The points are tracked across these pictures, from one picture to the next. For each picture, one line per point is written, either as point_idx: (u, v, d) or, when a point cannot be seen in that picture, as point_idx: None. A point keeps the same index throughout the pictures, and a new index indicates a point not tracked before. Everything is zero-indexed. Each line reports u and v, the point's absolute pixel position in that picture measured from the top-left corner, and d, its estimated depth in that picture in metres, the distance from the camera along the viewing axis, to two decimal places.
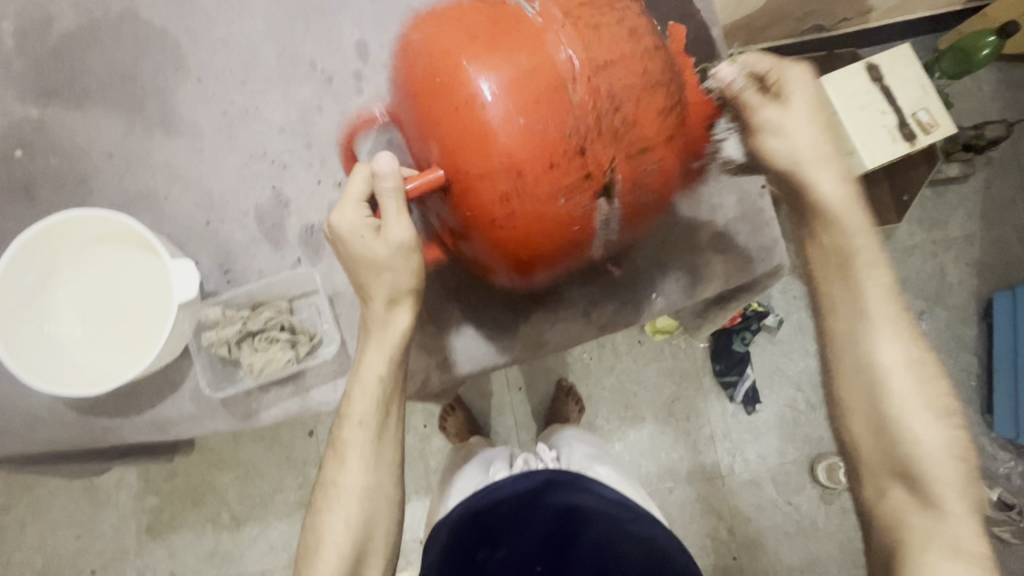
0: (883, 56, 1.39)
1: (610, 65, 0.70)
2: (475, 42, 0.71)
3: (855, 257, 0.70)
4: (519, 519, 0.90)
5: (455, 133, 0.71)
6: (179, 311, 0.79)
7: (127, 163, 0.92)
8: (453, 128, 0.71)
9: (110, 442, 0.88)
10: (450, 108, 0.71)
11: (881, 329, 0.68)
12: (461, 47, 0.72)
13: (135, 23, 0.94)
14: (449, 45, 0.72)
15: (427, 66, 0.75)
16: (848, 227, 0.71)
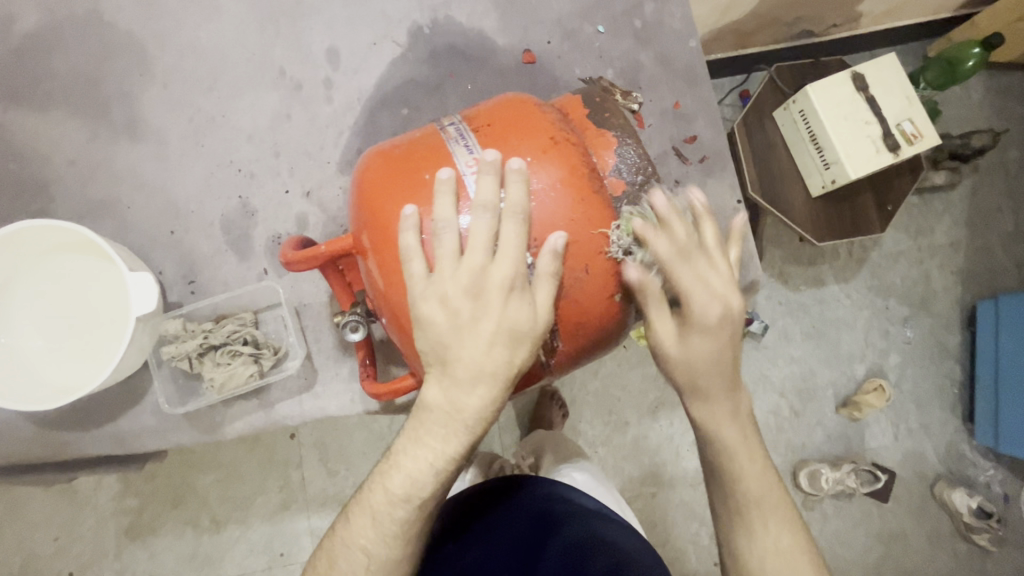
0: (868, 65, 1.38)
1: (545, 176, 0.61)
2: (402, 170, 0.63)
3: (736, 463, 0.67)
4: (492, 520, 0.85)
5: (385, 273, 0.63)
6: (137, 324, 0.77)
7: (90, 170, 0.90)
8: (379, 262, 0.63)
9: (73, 455, 0.87)
10: (379, 249, 0.63)
11: (760, 518, 0.66)
12: (384, 176, 0.64)
13: (98, 26, 0.91)
14: (372, 181, 0.65)
15: (357, 204, 0.67)
16: (733, 446, 0.67)
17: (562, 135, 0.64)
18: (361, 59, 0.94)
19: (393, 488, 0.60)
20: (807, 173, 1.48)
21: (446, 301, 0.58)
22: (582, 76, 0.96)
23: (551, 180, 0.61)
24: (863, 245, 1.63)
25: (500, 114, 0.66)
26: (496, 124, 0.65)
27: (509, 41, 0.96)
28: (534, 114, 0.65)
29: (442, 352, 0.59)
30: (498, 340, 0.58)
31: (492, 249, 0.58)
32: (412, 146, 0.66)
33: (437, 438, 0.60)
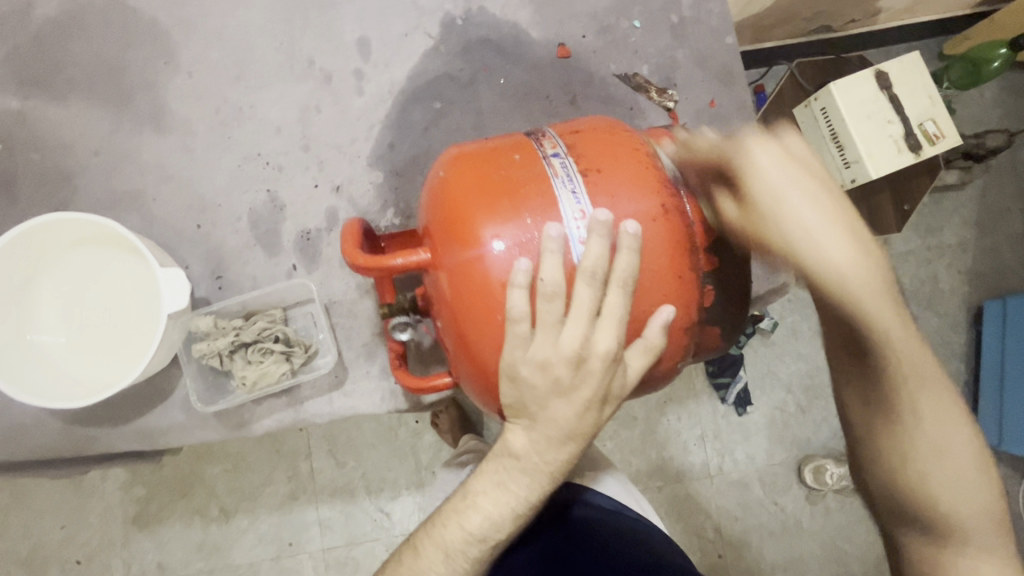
0: (893, 64, 1.36)
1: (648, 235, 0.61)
2: (504, 202, 0.61)
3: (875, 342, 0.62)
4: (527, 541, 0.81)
5: (471, 310, 0.61)
6: (168, 321, 0.75)
7: (113, 161, 0.87)
8: (462, 295, 0.61)
9: (96, 451, 0.86)
10: (467, 290, 0.61)
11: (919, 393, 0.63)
12: (483, 202, 0.61)
13: (123, 12, 0.88)
14: (467, 204, 0.62)
15: (440, 220, 0.64)
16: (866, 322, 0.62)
17: (668, 195, 0.63)
18: (392, 51, 0.91)
19: (472, 528, 0.65)
20: (827, 172, 1.47)
21: (546, 366, 0.59)
22: (617, 72, 0.94)
23: (655, 244, 0.61)
24: (875, 244, 1.63)
25: (611, 158, 0.63)
26: (606, 169, 0.63)
27: (543, 35, 0.94)
28: (644, 164, 0.64)
29: (531, 406, 0.61)
30: (590, 408, 0.61)
31: (595, 318, 0.58)
32: (514, 172, 0.63)
33: (521, 485, 0.65)
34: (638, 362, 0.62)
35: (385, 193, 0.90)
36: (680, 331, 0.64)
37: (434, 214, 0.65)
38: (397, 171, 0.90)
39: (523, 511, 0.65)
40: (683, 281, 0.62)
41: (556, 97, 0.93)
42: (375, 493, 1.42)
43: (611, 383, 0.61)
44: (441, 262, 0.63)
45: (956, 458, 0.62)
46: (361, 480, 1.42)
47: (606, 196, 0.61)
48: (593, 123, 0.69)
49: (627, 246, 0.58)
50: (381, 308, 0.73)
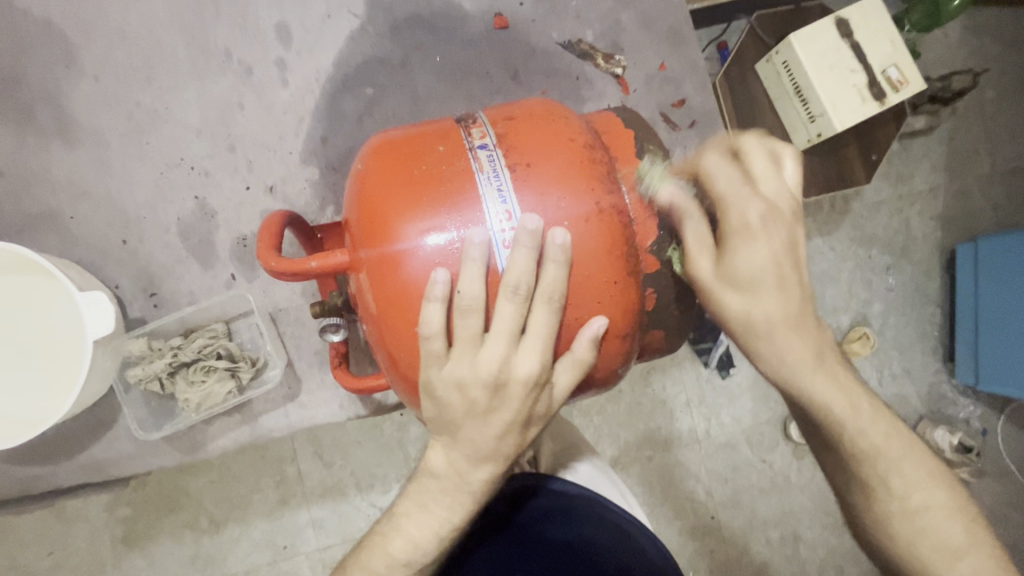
0: (853, 10, 1.32)
1: (578, 240, 0.57)
2: (423, 202, 0.56)
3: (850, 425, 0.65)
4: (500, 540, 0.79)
5: (391, 321, 0.58)
6: (94, 350, 0.70)
7: (22, 180, 0.81)
8: (382, 305, 0.58)
9: (44, 488, 0.81)
10: (385, 300, 0.57)
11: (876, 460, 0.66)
12: (402, 202, 0.56)
13: (12, 15, 0.80)
14: (385, 203, 0.57)
15: (360, 220, 0.59)
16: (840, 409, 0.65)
17: (604, 192, 0.59)
18: (315, 35, 0.85)
19: (395, 552, 0.65)
20: (792, 128, 1.43)
21: (465, 387, 0.56)
22: (560, 41, 0.89)
23: (587, 248, 0.57)
24: (847, 197, 1.61)
25: (543, 149, 0.59)
26: (537, 162, 0.58)
27: (477, 6, 0.87)
28: (581, 159, 0.59)
29: (450, 426, 0.59)
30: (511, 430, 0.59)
31: (518, 336, 0.55)
32: (438, 166, 0.58)
33: (442, 505, 0.64)
34: (566, 378, 0.59)
35: (323, 191, 0.84)
36: (615, 338, 0.61)
37: (355, 211, 0.60)
38: (333, 165, 0.84)
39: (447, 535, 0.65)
40: (614, 290, 0.59)
41: (497, 72, 0.88)
42: (366, 489, 1.38)
43: (535, 405, 0.59)
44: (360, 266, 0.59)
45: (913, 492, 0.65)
46: (350, 479, 1.38)
47: (534, 194, 0.57)
48: (527, 106, 0.64)
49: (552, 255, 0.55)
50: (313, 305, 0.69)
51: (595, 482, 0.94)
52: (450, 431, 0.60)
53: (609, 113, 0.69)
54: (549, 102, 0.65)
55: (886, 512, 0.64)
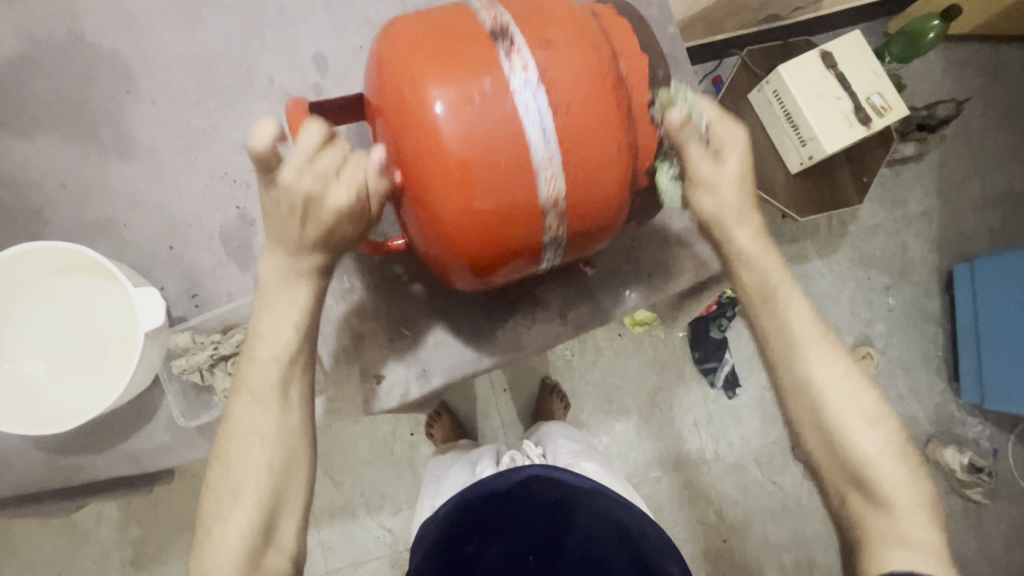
0: (835, 43, 1.43)
1: (585, 80, 0.64)
2: (440, 53, 0.62)
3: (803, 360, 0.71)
4: (505, 515, 0.85)
5: (412, 155, 0.63)
6: (145, 340, 0.76)
7: (82, 191, 0.89)
8: (415, 163, 0.63)
9: (83, 480, 0.86)
10: (406, 130, 0.62)
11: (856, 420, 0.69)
12: (435, 66, 0.61)
13: (82, 46, 0.91)
14: (418, 70, 0.62)
15: (385, 78, 0.65)
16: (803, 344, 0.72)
17: (607, 63, 0.66)
18: (348, 64, 0.95)
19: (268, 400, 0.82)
20: (785, 152, 1.52)
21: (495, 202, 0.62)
22: None
23: (591, 96, 0.64)
24: (843, 219, 1.68)
25: (558, 33, 0.65)
26: (553, 43, 0.64)
27: None
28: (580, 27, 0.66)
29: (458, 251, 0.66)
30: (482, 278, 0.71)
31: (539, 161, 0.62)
32: (465, 42, 0.63)
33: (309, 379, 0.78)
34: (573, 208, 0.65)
35: None
36: (613, 212, 0.69)
37: (378, 78, 0.66)
38: None
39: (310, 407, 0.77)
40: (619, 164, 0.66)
41: None
42: (377, 508, 1.40)
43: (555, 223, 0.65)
44: (394, 129, 0.64)
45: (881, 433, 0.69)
46: (361, 498, 1.41)
47: (538, 48, 0.63)
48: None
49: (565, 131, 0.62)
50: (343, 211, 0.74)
51: (602, 477, 0.98)
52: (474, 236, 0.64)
53: (605, 6, 0.72)
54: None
55: (844, 447, 0.68)
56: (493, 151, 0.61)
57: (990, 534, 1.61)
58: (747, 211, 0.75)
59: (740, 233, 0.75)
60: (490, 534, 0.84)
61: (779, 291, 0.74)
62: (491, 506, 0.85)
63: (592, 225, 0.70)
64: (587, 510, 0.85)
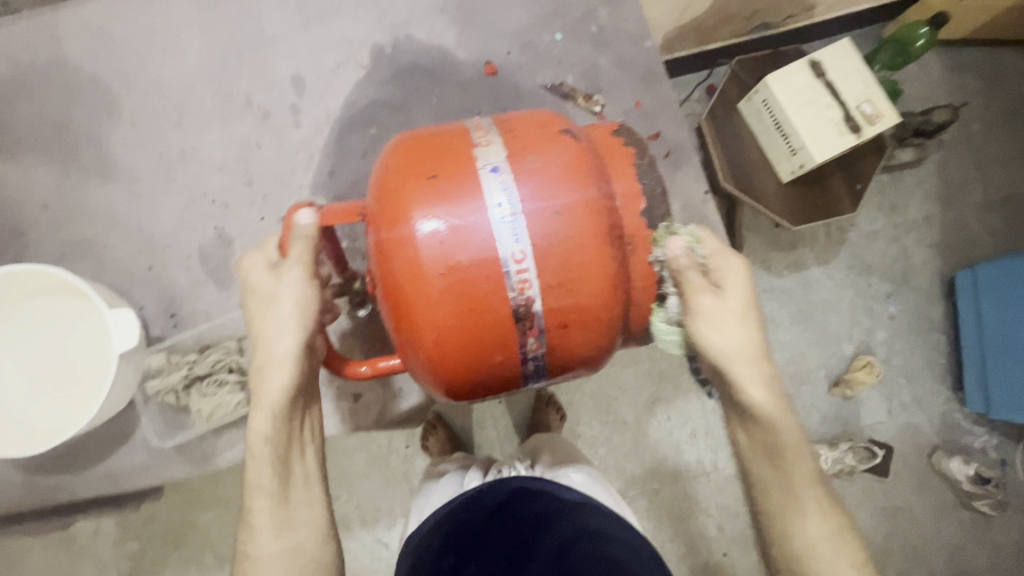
0: (824, 52, 1.41)
1: (567, 202, 0.63)
2: (429, 181, 0.64)
3: (786, 458, 0.71)
4: (482, 530, 0.79)
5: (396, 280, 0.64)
6: (119, 361, 0.77)
7: (63, 213, 0.90)
8: (396, 288, 0.64)
9: (63, 500, 0.86)
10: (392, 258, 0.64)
11: (808, 517, 0.71)
12: (419, 193, 0.63)
13: (64, 71, 0.93)
14: (404, 190, 0.64)
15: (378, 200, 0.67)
16: (785, 436, 0.70)
17: (596, 186, 0.66)
18: (326, 84, 0.96)
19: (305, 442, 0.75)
20: (776, 161, 1.51)
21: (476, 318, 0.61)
22: (544, 84, 0.99)
23: (574, 218, 0.63)
24: (840, 226, 1.66)
25: (544, 156, 0.66)
26: (538, 166, 0.65)
27: (470, 55, 0.98)
28: (573, 149, 0.67)
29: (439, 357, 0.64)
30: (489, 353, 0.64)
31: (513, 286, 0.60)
32: (453, 169, 0.64)
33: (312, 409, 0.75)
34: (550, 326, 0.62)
35: None
36: (598, 329, 0.67)
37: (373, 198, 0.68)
38: (340, 196, 0.93)
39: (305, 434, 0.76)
40: (602, 287, 0.65)
41: (488, 112, 0.97)
42: (370, 523, 1.39)
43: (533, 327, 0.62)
44: (377, 247, 0.66)
45: (835, 536, 0.70)
46: (356, 511, 1.40)
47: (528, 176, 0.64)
48: (529, 114, 0.71)
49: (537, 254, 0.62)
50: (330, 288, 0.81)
51: (590, 488, 0.96)
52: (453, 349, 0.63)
53: (605, 125, 0.74)
54: (555, 115, 0.71)
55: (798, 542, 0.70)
56: (469, 277, 0.62)
57: (1000, 546, 1.57)
58: (754, 352, 0.70)
59: (748, 373, 0.70)
60: (467, 549, 0.77)
61: (789, 447, 0.71)
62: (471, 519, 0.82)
63: (576, 341, 0.67)
64: (570, 521, 0.79)
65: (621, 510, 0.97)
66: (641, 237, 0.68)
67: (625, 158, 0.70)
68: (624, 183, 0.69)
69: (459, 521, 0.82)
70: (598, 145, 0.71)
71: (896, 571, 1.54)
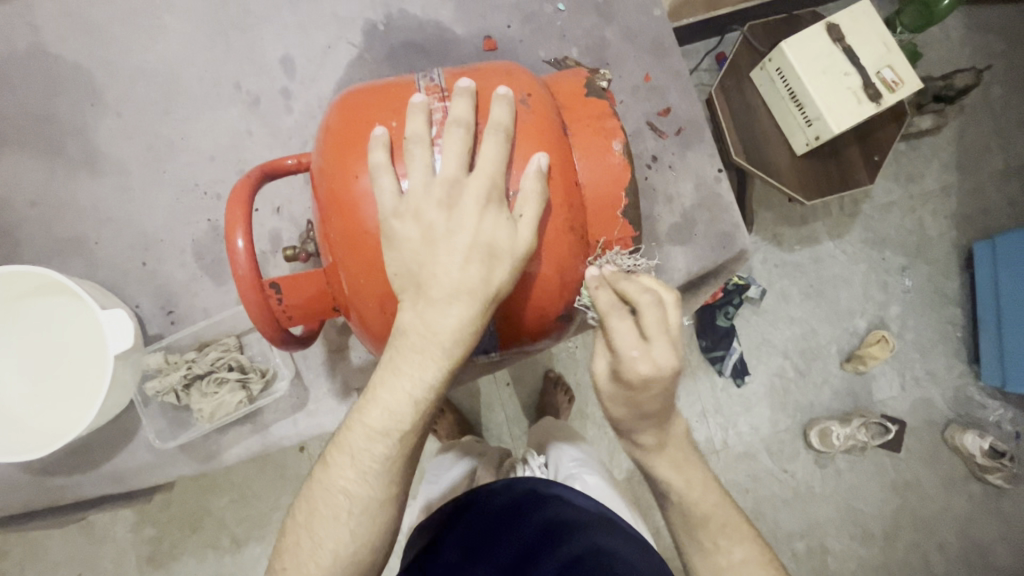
0: (842, 15, 1.33)
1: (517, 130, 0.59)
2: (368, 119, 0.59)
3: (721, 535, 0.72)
4: (479, 532, 0.77)
5: (338, 223, 0.59)
6: (115, 363, 0.75)
7: (53, 209, 0.87)
8: (334, 221, 0.59)
9: (72, 499, 0.86)
10: (331, 200, 0.59)
11: None
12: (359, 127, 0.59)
13: (44, 60, 0.88)
14: (345, 131, 0.60)
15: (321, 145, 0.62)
16: (711, 513, 0.73)
17: (548, 113, 0.61)
18: (317, 65, 0.91)
19: (372, 423, 0.57)
20: (790, 133, 1.45)
21: (420, 215, 0.55)
22: (547, 59, 0.93)
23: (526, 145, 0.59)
24: (854, 199, 1.60)
25: (495, 83, 0.62)
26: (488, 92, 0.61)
27: (468, 31, 0.93)
28: (524, 82, 0.63)
29: (412, 276, 0.55)
30: (471, 261, 0.54)
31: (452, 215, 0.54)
32: (394, 97, 0.61)
33: (413, 365, 0.56)
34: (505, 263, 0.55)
35: None
36: (557, 274, 0.61)
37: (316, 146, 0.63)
38: None
39: (423, 397, 0.56)
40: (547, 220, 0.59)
41: None
42: None
43: (494, 240, 0.54)
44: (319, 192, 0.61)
45: None
46: None
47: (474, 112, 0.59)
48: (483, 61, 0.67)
49: (482, 169, 0.55)
50: (285, 251, 0.70)
51: (604, 494, 0.93)
52: (413, 279, 0.55)
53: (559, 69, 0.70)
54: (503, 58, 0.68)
55: None
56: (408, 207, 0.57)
57: (1011, 519, 1.55)
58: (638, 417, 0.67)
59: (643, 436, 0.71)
60: (475, 548, 0.75)
61: (720, 522, 0.73)
62: (479, 526, 0.78)
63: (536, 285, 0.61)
64: (592, 532, 0.74)
65: (631, 518, 0.94)
66: (605, 174, 0.64)
67: (581, 93, 0.66)
68: (581, 110, 0.65)
69: (468, 521, 0.80)
70: (555, 88, 0.67)
71: (907, 546, 1.53)
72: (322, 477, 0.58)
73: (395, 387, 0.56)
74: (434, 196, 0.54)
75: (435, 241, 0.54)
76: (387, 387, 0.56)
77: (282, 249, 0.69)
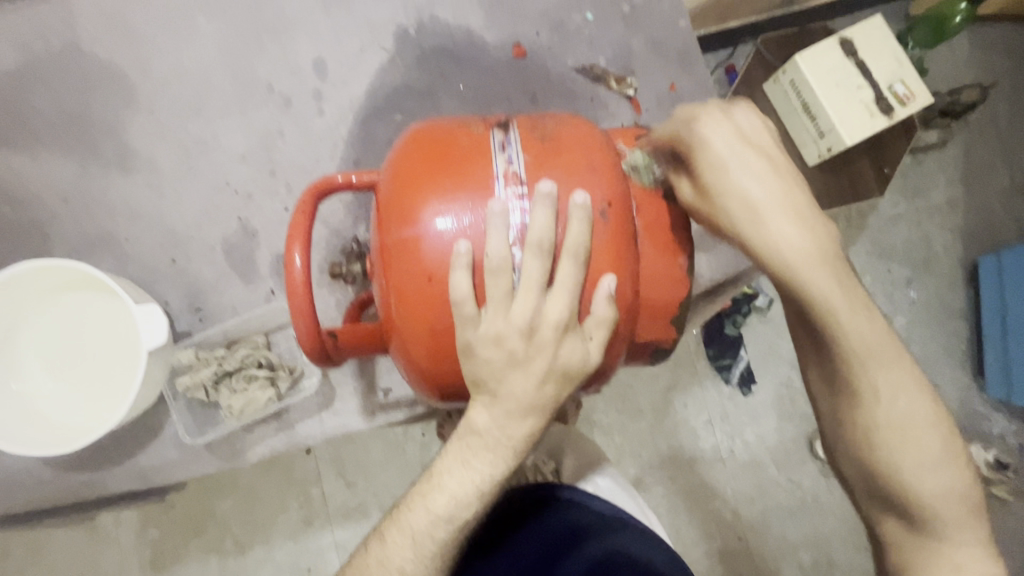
0: (854, 30, 1.35)
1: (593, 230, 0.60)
2: (443, 199, 0.59)
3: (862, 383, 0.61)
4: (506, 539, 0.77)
5: (408, 308, 0.60)
6: (148, 357, 0.75)
7: (83, 205, 0.88)
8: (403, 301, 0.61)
9: (92, 496, 0.86)
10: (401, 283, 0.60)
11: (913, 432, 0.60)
12: (432, 206, 0.59)
13: (80, 58, 0.89)
14: (418, 211, 0.60)
15: (391, 216, 0.61)
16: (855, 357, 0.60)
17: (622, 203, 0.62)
18: (349, 68, 0.92)
19: (436, 508, 0.61)
20: (802, 144, 1.46)
21: (501, 339, 0.56)
22: (575, 66, 0.95)
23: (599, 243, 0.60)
24: (862, 211, 1.62)
25: (576, 175, 0.61)
26: (568, 188, 0.60)
27: (497, 38, 0.94)
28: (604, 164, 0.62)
29: (488, 382, 0.58)
30: (547, 379, 0.58)
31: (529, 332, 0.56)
32: (473, 176, 0.60)
33: (483, 462, 0.60)
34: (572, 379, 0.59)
35: (356, 210, 0.91)
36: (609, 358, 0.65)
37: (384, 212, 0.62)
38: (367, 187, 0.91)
39: (488, 491, 0.61)
40: None
41: (517, 97, 0.94)
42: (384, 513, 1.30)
43: (567, 356, 0.58)
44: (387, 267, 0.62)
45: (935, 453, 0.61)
46: (373, 498, 1.32)
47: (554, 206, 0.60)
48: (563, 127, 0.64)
49: (561, 293, 0.57)
50: (331, 267, 0.75)
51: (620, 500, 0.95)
52: (488, 388, 0.58)
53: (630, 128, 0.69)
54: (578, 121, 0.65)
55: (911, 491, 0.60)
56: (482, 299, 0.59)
57: (1015, 532, 1.56)
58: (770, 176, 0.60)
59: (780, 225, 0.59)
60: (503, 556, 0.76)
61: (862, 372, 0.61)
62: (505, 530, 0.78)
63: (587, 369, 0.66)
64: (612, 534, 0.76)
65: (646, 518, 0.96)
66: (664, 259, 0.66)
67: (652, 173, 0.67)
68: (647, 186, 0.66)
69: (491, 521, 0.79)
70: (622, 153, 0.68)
71: None
72: (381, 537, 0.64)
73: (464, 478, 0.60)
74: (516, 324, 0.56)
75: (516, 365, 0.57)
76: (456, 477, 0.61)
77: (329, 266, 0.75)
